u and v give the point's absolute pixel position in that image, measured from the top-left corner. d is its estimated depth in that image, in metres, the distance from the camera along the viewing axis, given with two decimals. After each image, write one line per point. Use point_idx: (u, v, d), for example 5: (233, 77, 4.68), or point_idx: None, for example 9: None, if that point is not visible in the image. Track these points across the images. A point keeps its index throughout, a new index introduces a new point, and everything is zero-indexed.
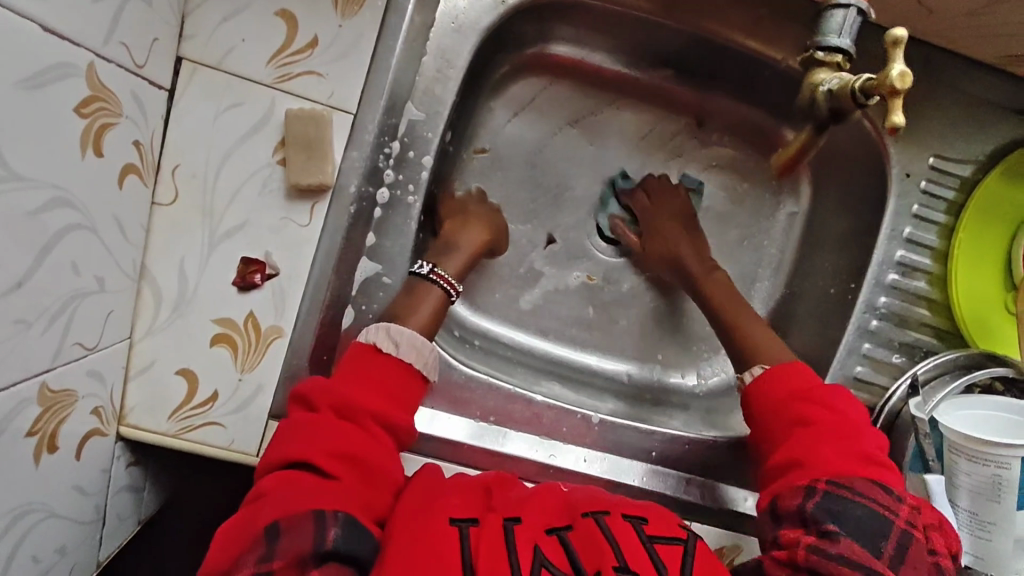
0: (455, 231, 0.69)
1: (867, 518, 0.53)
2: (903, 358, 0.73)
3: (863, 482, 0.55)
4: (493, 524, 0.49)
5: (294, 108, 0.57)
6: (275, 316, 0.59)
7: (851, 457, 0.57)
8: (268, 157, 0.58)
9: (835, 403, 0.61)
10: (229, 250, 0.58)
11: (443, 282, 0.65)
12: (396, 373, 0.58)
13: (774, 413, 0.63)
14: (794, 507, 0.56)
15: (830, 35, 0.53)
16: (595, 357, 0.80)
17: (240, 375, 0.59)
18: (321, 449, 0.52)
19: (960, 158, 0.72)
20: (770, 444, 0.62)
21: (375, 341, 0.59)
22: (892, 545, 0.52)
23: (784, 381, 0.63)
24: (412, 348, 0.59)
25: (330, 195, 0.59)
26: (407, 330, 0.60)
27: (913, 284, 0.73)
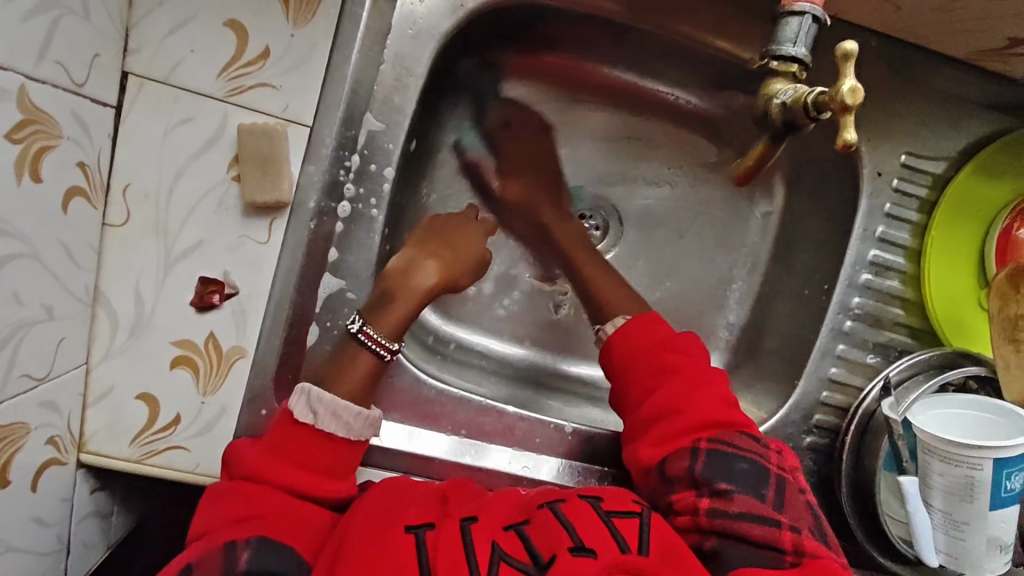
0: (399, 276, 0.63)
1: (752, 470, 0.58)
2: (878, 357, 0.73)
3: (733, 436, 0.59)
4: (449, 525, 0.50)
5: (246, 123, 0.56)
6: (236, 337, 0.58)
7: (721, 406, 0.61)
8: (222, 175, 0.56)
9: (684, 351, 0.64)
10: (186, 271, 0.57)
11: (373, 343, 0.59)
12: (319, 445, 0.55)
13: (637, 355, 0.64)
14: (683, 469, 0.58)
15: (785, 44, 0.52)
16: (570, 364, 0.80)
17: (202, 398, 0.58)
18: (229, 513, 0.51)
19: (932, 154, 0.71)
20: (638, 378, 0.64)
21: (294, 409, 0.56)
22: (772, 491, 0.57)
23: (650, 333, 0.65)
24: (332, 417, 0.56)
25: (288, 211, 0.58)
26: (328, 395, 0.56)
27: (886, 284, 0.72)
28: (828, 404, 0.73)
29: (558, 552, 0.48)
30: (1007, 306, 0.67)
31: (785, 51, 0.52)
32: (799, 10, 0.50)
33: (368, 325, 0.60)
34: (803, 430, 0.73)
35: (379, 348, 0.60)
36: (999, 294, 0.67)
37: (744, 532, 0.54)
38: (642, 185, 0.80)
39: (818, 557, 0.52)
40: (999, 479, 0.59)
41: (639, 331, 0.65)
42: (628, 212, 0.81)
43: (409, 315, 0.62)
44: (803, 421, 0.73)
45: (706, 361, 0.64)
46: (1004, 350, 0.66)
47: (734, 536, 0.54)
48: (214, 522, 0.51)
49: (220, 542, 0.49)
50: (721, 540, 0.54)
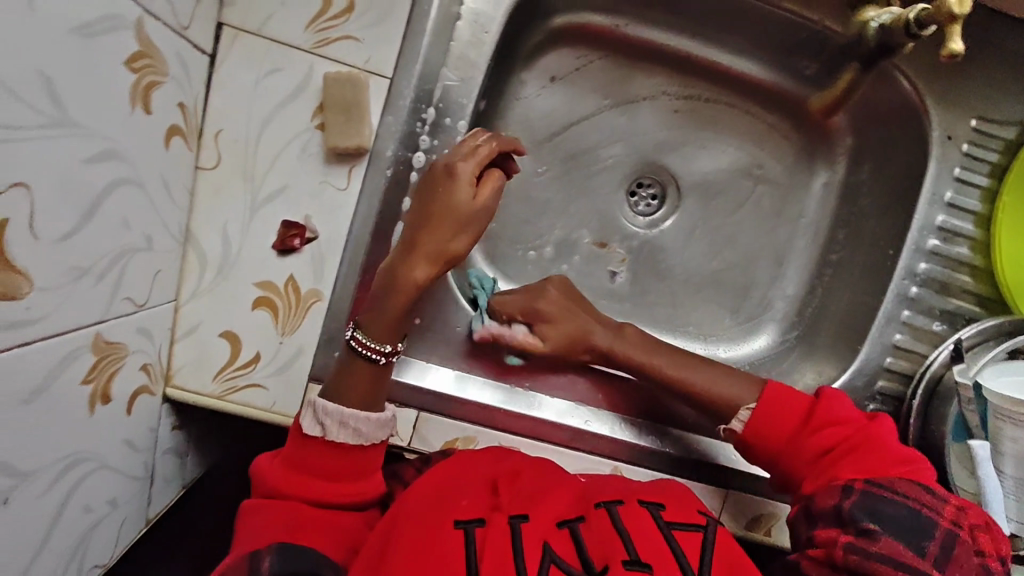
0: (389, 272, 0.58)
1: (905, 515, 0.53)
2: (944, 326, 0.72)
3: (896, 482, 0.55)
4: (498, 521, 0.49)
5: (332, 72, 0.58)
6: (314, 280, 0.61)
7: (881, 462, 0.58)
8: (307, 123, 0.59)
9: (844, 415, 0.62)
10: (270, 214, 0.59)
11: (369, 349, 0.56)
12: (334, 455, 0.56)
13: (784, 433, 0.63)
14: (830, 506, 0.56)
15: None
16: None
17: (281, 337, 0.61)
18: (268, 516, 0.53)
19: (1003, 120, 0.70)
20: (798, 470, 0.62)
21: (303, 423, 0.56)
22: (935, 545, 0.51)
23: (781, 412, 0.64)
24: (341, 427, 0.55)
25: (367, 159, 0.60)
26: (332, 406, 0.56)
27: (954, 251, 0.71)
28: (892, 371, 0.72)
29: (611, 564, 0.46)
30: None
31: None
32: None
33: (358, 330, 0.57)
34: (865, 397, 0.72)
35: (373, 353, 0.56)
36: None
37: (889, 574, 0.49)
38: (701, 153, 0.81)
39: None
40: None
41: (778, 413, 0.64)
42: (686, 181, 0.81)
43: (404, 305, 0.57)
44: (867, 387, 0.72)
45: (860, 416, 0.63)
46: None
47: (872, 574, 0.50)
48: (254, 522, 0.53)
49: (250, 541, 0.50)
50: None
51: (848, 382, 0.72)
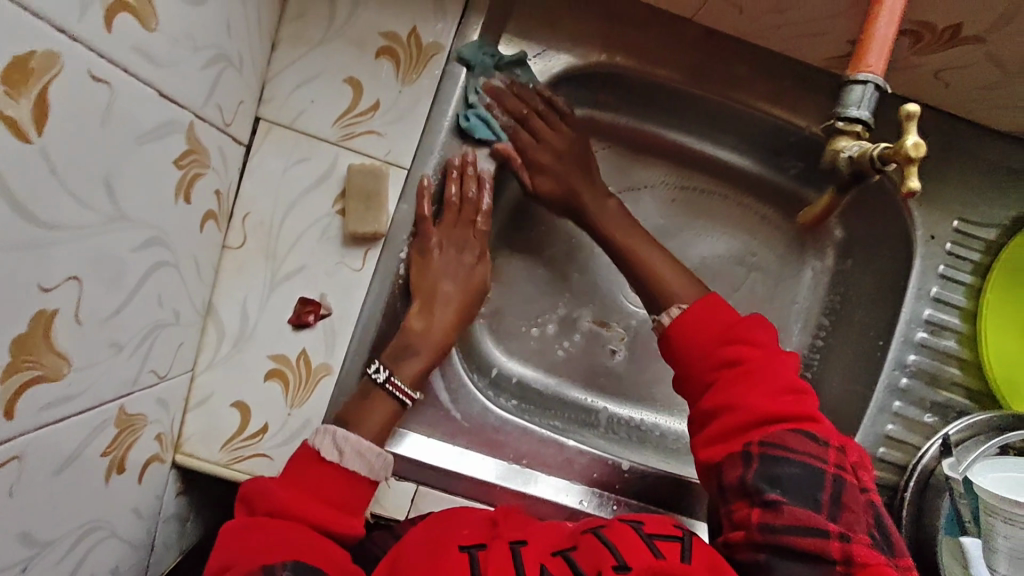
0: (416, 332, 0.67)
1: (801, 474, 0.54)
2: (935, 417, 0.74)
3: (791, 435, 0.56)
4: (500, 546, 0.52)
5: (355, 164, 0.63)
6: (325, 354, 0.64)
7: (773, 398, 0.58)
8: (328, 208, 0.63)
9: (748, 339, 0.61)
10: (288, 292, 0.63)
11: (397, 392, 0.64)
12: (339, 483, 0.57)
13: (709, 353, 0.62)
14: (737, 478, 0.56)
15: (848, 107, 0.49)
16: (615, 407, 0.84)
17: (290, 409, 0.63)
18: (253, 542, 0.51)
19: (985, 222, 0.74)
20: (695, 391, 0.63)
21: (312, 446, 0.58)
22: (828, 495, 0.53)
23: (702, 326, 0.63)
24: (358, 457, 0.58)
25: (381, 243, 0.64)
26: (356, 436, 0.58)
27: (941, 343, 0.74)
28: (884, 461, 0.73)
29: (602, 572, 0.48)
30: None
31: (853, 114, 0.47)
32: (862, 78, 0.49)
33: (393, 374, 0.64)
34: None
35: (403, 397, 0.64)
36: None
37: (795, 544, 0.51)
38: (701, 241, 0.85)
39: (871, 569, 0.48)
40: None
41: (712, 321, 0.63)
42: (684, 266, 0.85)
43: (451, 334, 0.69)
44: None
45: (772, 343, 0.62)
46: None
47: (784, 548, 0.52)
48: (235, 553, 0.51)
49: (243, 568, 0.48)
50: (771, 556, 0.52)
51: None
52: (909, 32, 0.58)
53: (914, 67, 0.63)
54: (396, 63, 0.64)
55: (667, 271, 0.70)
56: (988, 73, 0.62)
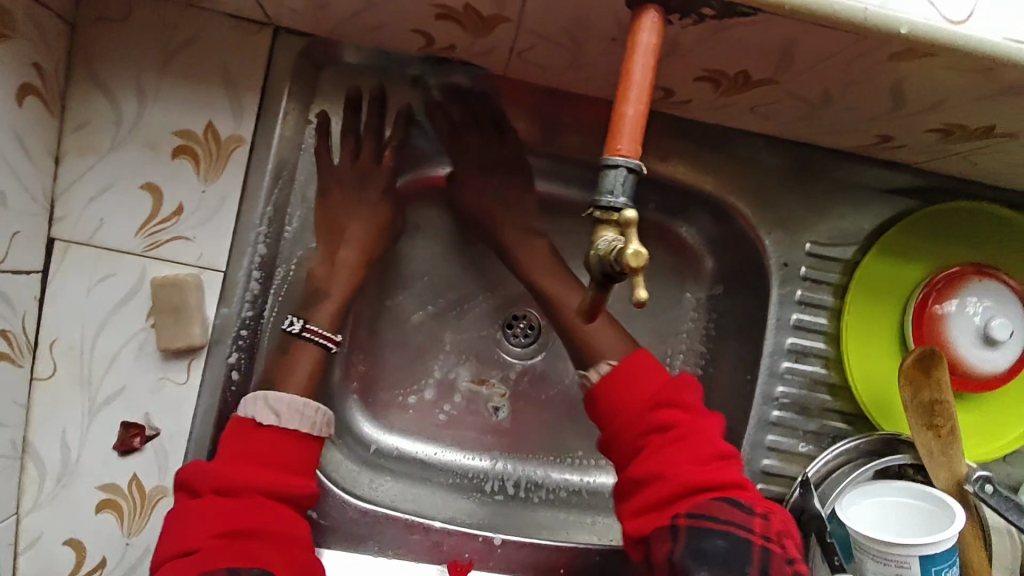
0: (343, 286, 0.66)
1: (728, 546, 0.52)
2: (809, 445, 0.73)
3: (716, 504, 0.54)
4: None
5: (160, 275, 0.59)
6: (159, 476, 0.60)
7: (698, 464, 0.57)
8: (142, 323, 0.59)
9: (678, 401, 0.60)
10: (109, 417, 0.60)
11: (317, 337, 0.64)
12: (282, 441, 0.58)
13: (633, 415, 0.61)
14: (664, 554, 0.54)
15: (602, 195, 0.42)
16: (501, 465, 0.82)
17: (127, 538, 0.60)
18: (214, 527, 0.52)
19: (838, 242, 0.73)
20: (622, 457, 0.61)
21: (247, 417, 0.58)
22: (755, 568, 0.51)
23: (629, 385, 0.62)
24: (293, 413, 0.59)
25: (205, 351, 0.60)
26: (286, 394, 0.59)
27: (807, 370, 0.73)
28: (764, 496, 0.73)
29: None
30: (921, 392, 0.65)
31: (606, 200, 0.42)
32: (613, 162, 0.42)
33: (309, 322, 0.64)
34: None
35: (325, 340, 0.64)
36: (911, 381, 0.65)
37: None
38: None
39: None
40: None
41: (643, 386, 0.61)
42: None
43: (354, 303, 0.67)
44: None
45: (699, 407, 0.62)
46: (925, 438, 0.64)
47: None
48: (201, 538, 0.52)
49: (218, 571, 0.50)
50: None
51: None
52: (706, 78, 0.57)
53: (729, 104, 0.62)
54: (195, 161, 0.60)
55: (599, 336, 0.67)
56: (796, 108, 0.60)
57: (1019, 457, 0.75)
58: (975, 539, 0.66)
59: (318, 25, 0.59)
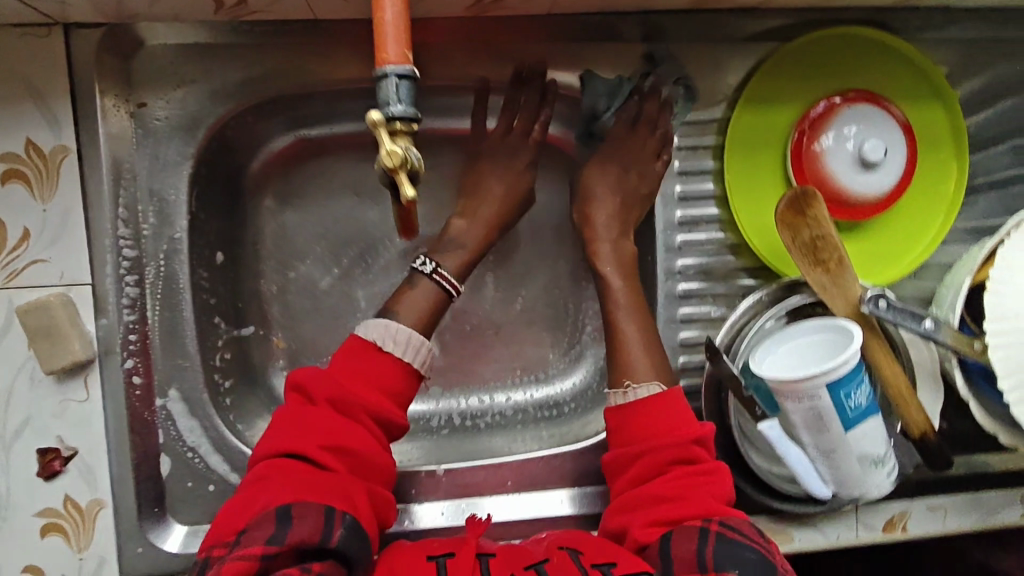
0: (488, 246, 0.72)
1: (757, 555, 0.53)
2: (721, 308, 0.74)
3: (743, 526, 0.56)
4: (467, 551, 0.55)
5: (23, 303, 0.59)
6: (90, 492, 0.62)
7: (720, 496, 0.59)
8: (25, 353, 0.60)
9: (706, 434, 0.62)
10: (24, 448, 0.61)
11: (445, 282, 0.68)
12: (391, 371, 0.62)
13: (665, 437, 0.62)
14: (690, 551, 0.54)
15: (387, 107, 0.41)
16: (441, 403, 0.83)
17: (80, 554, 0.62)
18: (318, 439, 0.57)
19: (706, 104, 0.72)
20: (639, 471, 0.62)
21: (373, 337, 0.62)
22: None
23: (661, 410, 0.63)
24: (411, 348, 0.63)
25: (96, 364, 0.61)
26: (407, 328, 0.63)
27: (701, 237, 0.73)
28: (688, 367, 0.73)
29: None
30: (800, 233, 0.65)
31: (389, 112, 0.41)
32: (383, 73, 0.41)
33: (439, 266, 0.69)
34: None
35: (449, 285, 0.69)
36: (788, 224, 0.65)
37: None
38: None
39: None
40: (840, 402, 0.61)
41: (662, 416, 0.63)
42: None
43: (480, 253, 0.73)
44: None
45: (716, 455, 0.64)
46: (816, 275, 0.65)
47: None
48: (307, 445, 0.57)
49: (314, 491, 0.54)
50: None
51: None
52: None
53: None
54: (26, 183, 0.59)
55: (639, 353, 0.67)
56: None
57: (929, 269, 0.76)
58: (887, 359, 0.67)
59: (103, 11, 0.57)
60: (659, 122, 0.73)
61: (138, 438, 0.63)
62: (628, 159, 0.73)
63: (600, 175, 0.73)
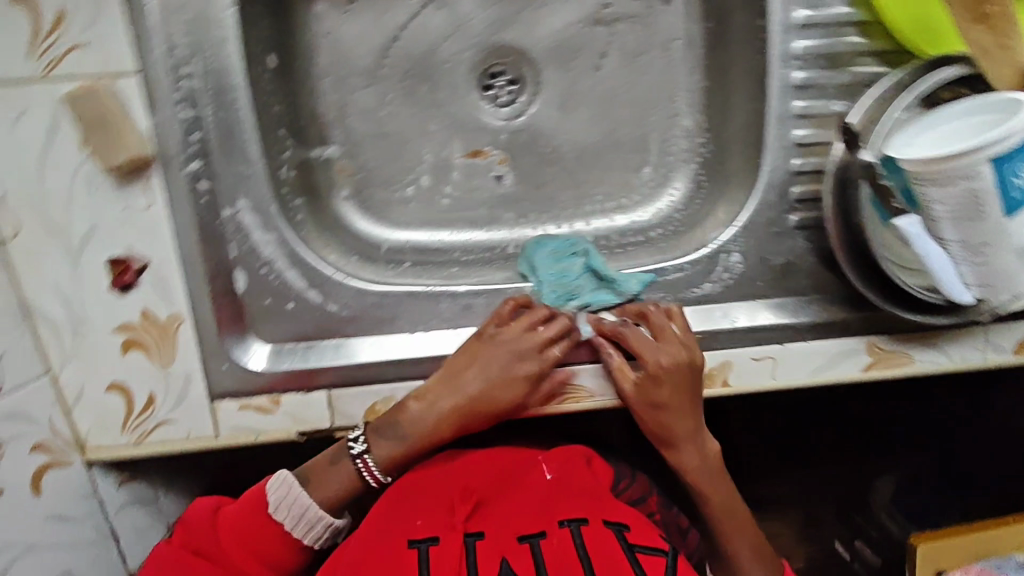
0: (414, 415, 0.60)
1: None
2: (846, 102, 0.64)
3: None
4: (452, 540, 0.58)
5: (70, 90, 0.54)
6: (167, 306, 0.59)
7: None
8: (79, 154, 0.55)
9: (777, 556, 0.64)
10: (93, 259, 0.57)
11: (369, 471, 0.60)
12: (271, 533, 0.59)
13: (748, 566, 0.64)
14: None
15: None
16: (515, 232, 0.77)
17: (164, 370, 0.60)
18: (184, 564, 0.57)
19: None
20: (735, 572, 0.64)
21: (271, 498, 0.59)
22: None
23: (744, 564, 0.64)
24: (304, 521, 0.59)
25: (157, 165, 0.56)
26: (313, 506, 0.59)
27: (829, 13, 0.62)
28: (803, 172, 0.64)
29: None
30: None
31: None
32: None
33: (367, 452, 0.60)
34: (784, 211, 0.65)
35: (372, 479, 0.61)
36: None
37: None
38: (542, 14, 0.74)
39: None
40: (1003, 181, 0.50)
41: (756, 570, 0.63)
42: (537, 52, 0.75)
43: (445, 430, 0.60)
44: (783, 200, 0.65)
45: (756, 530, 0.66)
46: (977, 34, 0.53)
47: None
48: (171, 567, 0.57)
49: None
50: None
51: (761, 199, 0.65)
52: None
53: None
54: None
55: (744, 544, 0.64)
56: None
57: None
58: None
59: None
60: (673, 323, 0.62)
61: (208, 248, 0.58)
62: (677, 379, 0.61)
63: (652, 354, 0.60)
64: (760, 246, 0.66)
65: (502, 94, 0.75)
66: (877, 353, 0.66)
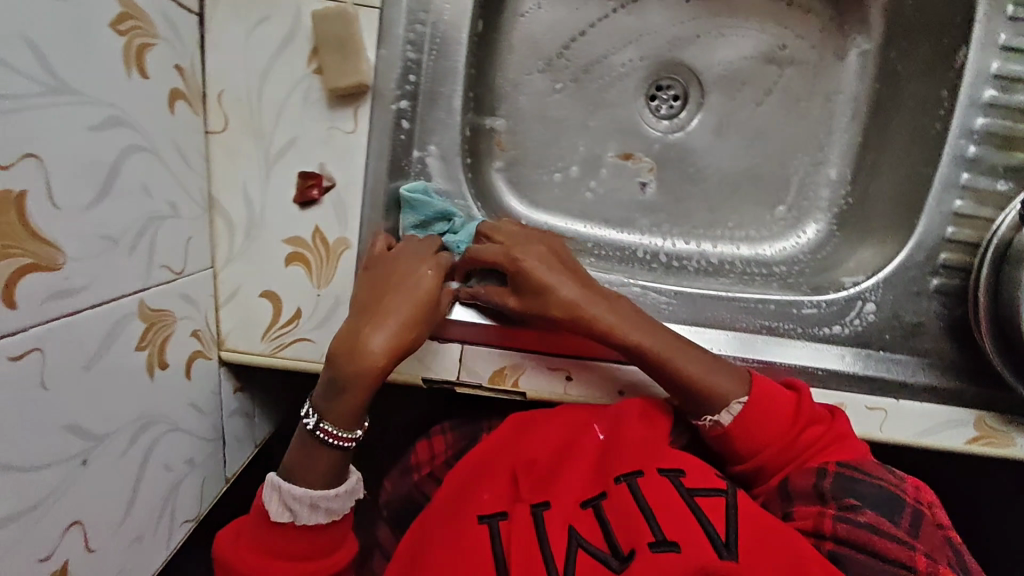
0: (349, 356, 0.53)
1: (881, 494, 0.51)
2: (1010, 183, 0.66)
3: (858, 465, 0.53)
4: (518, 511, 0.52)
5: (317, 10, 0.57)
6: (339, 229, 0.60)
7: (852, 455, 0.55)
8: (304, 69, 0.57)
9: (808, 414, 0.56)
10: (285, 168, 0.59)
11: (331, 437, 0.53)
12: (307, 536, 0.54)
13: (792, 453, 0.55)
14: (806, 484, 0.53)
15: None
16: (649, 240, 0.79)
17: (318, 290, 0.61)
18: None
19: None
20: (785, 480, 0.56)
21: (270, 507, 0.53)
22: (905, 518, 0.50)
23: (769, 422, 0.56)
24: (310, 507, 0.53)
25: (370, 97, 0.59)
26: (298, 489, 0.53)
27: (1014, 99, 0.65)
28: (954, 240, 0.67)
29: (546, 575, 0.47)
30: None
31: None
32: None
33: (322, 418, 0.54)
34: (928, 273, 0.68)
35: (343, 442, 0.54)
36: None
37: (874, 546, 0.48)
38: (720, 44, 0.78)
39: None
40: None
41: (767, 418, 0.56)
42: (709, 77, 0.78)
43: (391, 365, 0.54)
44: (928, 262, 0.68)
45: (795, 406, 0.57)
46: None
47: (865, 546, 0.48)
48: None
49: None
50: (838, 546, 0.49)
51: (907, 258, 0.68)
52: None
53: None
54: None
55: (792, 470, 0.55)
56: None
57: None
58: None
59: None
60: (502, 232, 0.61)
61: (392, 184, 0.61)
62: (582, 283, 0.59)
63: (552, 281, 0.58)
64: (897, 302, 0.68)
65: (665, 108, 0.79)
66: (983, 429, 0.66)
